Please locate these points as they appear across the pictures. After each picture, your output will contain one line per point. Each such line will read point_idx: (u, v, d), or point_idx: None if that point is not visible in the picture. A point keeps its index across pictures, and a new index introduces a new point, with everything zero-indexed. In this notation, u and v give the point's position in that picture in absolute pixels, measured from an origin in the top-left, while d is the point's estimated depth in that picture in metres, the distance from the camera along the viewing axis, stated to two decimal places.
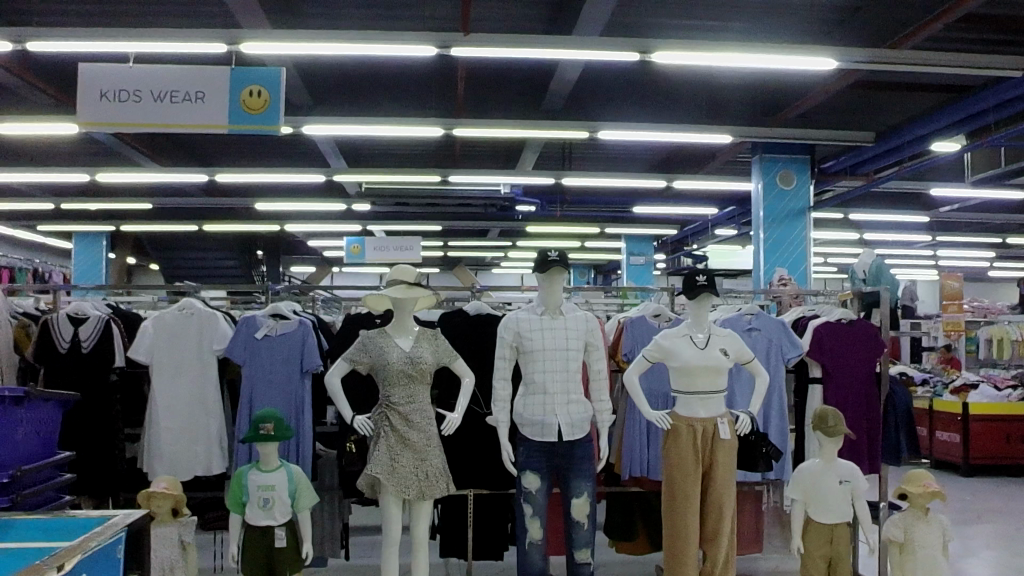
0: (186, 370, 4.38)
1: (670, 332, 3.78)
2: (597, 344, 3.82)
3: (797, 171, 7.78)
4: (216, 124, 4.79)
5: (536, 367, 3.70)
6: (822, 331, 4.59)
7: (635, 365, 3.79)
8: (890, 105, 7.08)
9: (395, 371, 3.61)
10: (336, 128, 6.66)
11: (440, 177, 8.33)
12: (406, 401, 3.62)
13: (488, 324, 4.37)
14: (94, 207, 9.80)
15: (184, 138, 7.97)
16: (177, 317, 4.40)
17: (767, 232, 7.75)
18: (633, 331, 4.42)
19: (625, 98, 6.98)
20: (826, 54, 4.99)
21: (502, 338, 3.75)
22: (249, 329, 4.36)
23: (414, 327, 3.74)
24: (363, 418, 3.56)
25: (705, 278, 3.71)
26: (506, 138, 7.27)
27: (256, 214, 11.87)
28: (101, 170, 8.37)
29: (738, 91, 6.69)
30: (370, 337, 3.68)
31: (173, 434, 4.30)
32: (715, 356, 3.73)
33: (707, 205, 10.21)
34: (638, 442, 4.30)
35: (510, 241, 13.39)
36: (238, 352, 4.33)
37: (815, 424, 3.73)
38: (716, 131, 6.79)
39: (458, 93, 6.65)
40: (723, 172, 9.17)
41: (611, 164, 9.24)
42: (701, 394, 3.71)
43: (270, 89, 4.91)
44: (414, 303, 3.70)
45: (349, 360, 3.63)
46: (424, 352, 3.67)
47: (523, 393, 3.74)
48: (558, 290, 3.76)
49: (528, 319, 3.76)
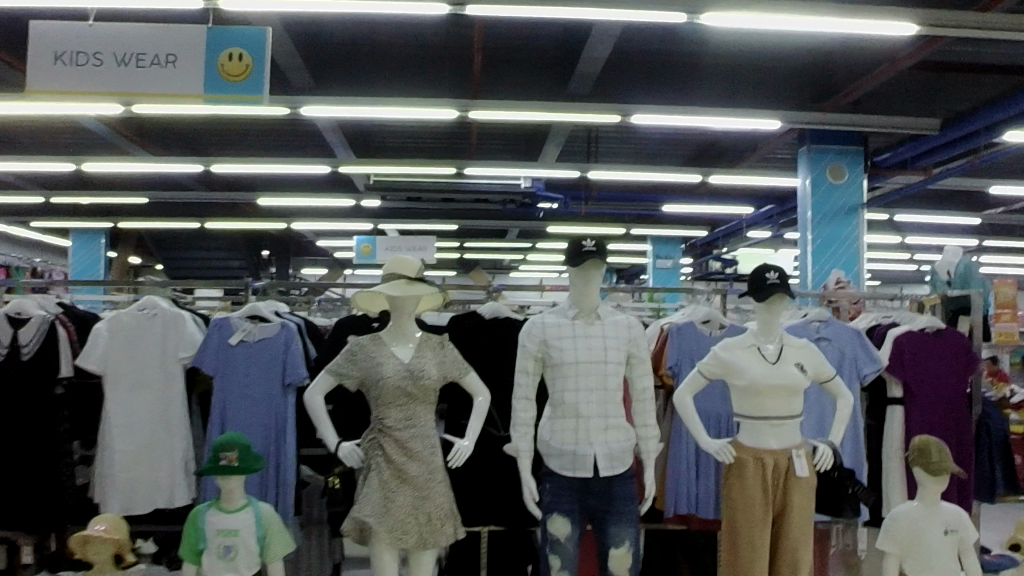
0: (148, 383, 3.68)
1: (733, 343, 3.06)
2: (642, 356, 3.08)
3: (847, 165, 7.04)
4: (191, 94, 4.06)
5: (566, 384, 2.98)
6: (903, 342, 3.85)
7: (687, 384, 3.07)
8: (957, 88, 6.32)
9: (390, 387, 2.89)
10: (336, 108, 5.98)
11: (455, 169, 7.64)
12: (406, 424, 2.90)
13: (506, 331, 3.67)
14: (84, 202, 9.15)
15: (177, 126, 7.33)
16: (136, 318, 3.71)
17: (814, 232, 7.02)
18: (679, 340, 3.73)
19: (661, 78, 6.29)
20: (910, 18, 4.24)
21: (524, 348, 3.03)
22: (222, 333, 3.67)
23: (415, 333, 3.03)
24: (348, 447, 2.85)
25: (777, 275, 2.99)
26: (527, 123, 6.58)
27: (262, 211, 11.21)
28: (88, 160, 7.71)
29: (785, 65, 6.00)
30: (361, 344, 2.97)
31: (130, 457, 3.61)
32: (791, 373, 2.99)
33: (742, 203, 9.46)
34: (685, 472, 3.58)
35: (529, 242, 12.70)
36: (208, 362, 3.63)
37: (914, 459, 2.99)
38: (761, 115, 6.08)
39: (474, 69, 5.95)
40: (763, 165, 8.44)
41: (641, 157, 8.54)
42: (770, 419, 2.97)
43: (252, 53, 4.22)
44: (416, 303, 3.00)
45: (334, 372, 2.92)
46: (427, 365, 2.94)
47: (550, 416, 3.02)
48: (595, 292, 3.06)
49: (557, 325, 3.04)
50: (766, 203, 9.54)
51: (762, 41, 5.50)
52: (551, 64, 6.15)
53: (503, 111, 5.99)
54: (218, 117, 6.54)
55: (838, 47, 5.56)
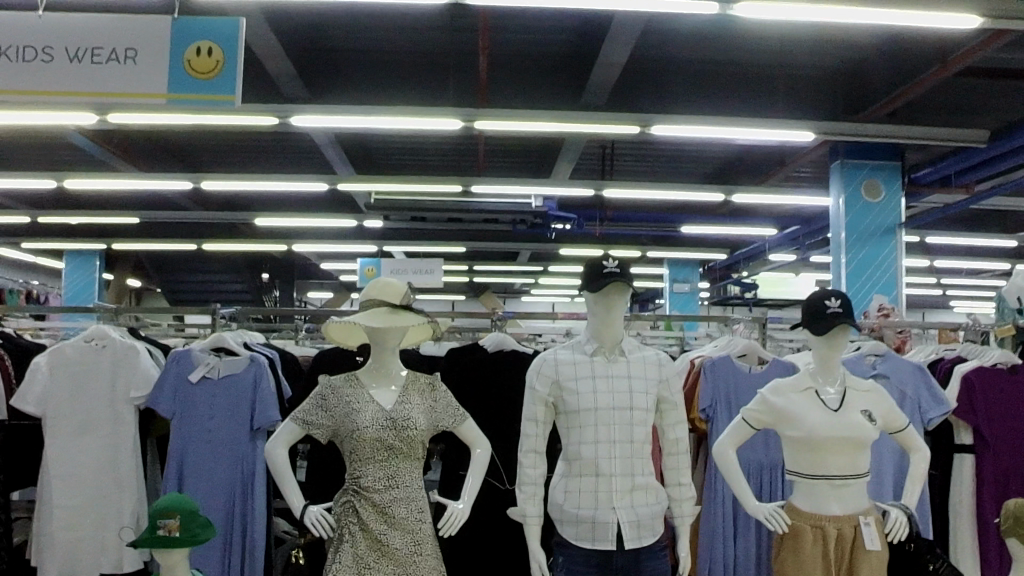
0: (94, 427, 3.15)
1: (785, 385, 2.53)
2: (674, 401, 2.55)
3: (884, 181, 6.53)
4: (152, 93, 3.55)
5: (584, 436, 2.45)
6: (973, 379, 3.28)
7: (729, 435, 2.54)
8: (1008, 95, 5.80)
9: (367, 440, 2.36)
10: (331, 118, 5.51)
11: (461, 186, 7.14)
12: (387, 484, 2.36)
13: (510, 368, 3.31)
14: (72, 222, 8.67)
15: (163, 138, 6.86)
16: (82, 352, 3.19)
17: (848, 254, 6.46)
18: (713, 380, 3.23)
19: (683, 79, 5.81)
20: (974, 9, 3.74)
21: (532, 390, 2.51)
22: (182, 368, 3.16)
23: (401, 373, 2.50)
24: (316, 511, 2.31)
25: (840, 303, 2.47)
26: (538, 134, 6.09)
27: (261, 232, 10.75)
28: (71, 176, 7.24)
29: (818, 59, 5.51)
30: (333, 385, 2.45)
31: (72, 512, 3.10)
32: (857, 421, 2.45)
33: (766, 224, 8.94)
34: (721, 534, 3.04)
35: (541, 265, 12.19)
36: (165, 403, 3.12)
37: (1006, 529, 2.45)
38: (791, 124, 5.59)
39: (480, 72, 5.48)
40: (789, 182, 7.91)
41: (659, 174, 8.02)
42: (832, 478, 2.43)
43: (223, 46, 3.70)
44: (401, 336, 2.48)
45: (299, 421, 2.39)
46: (412, 412, 2.42)
47: (564, 473, 2.49)
48: (618, 323, 2.53)
49: (573, 363, 2.51)
50: (791, 224, 9.02)
51: (796, 33, 5.01)
52: (565, 65, 5.67)
53: (514, 119, 5.51)
54: (205, 127, 6.07)
55: (875, 37, 5.06)
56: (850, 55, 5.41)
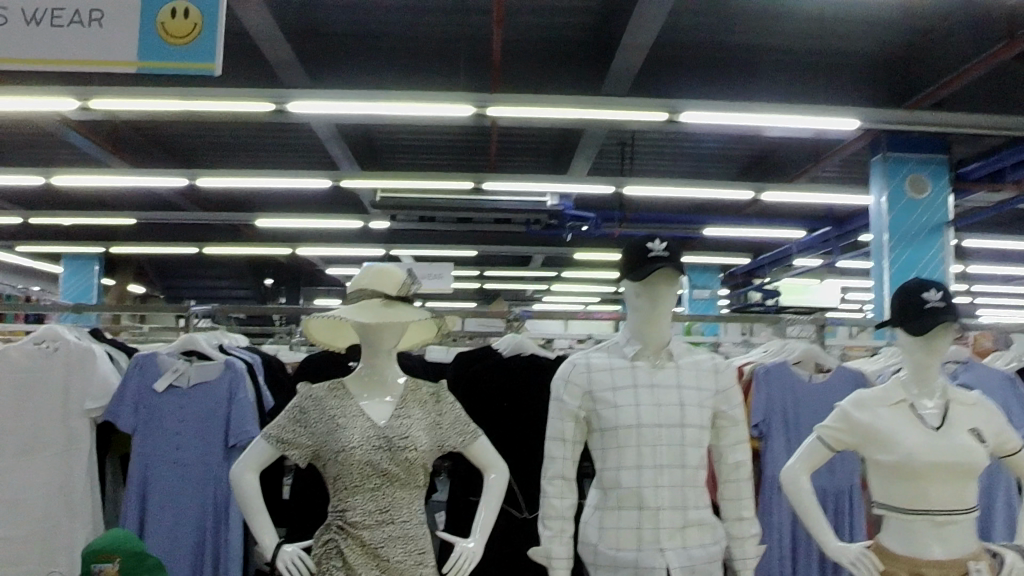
0: (43, 443, 2.70)
1: (871, 398, 2.07)
2: (734, 416, 2.07)
3: (930, 177, 6.05)
4: (117, 62, 3.09)
5: (624, 460, 1.98)
6: None
7: (803, 459, 2.08)
8: None
9: (357, 464, 1.89)
10: (331, 104, 5.06)
11: (473, 183, 6.68)
12: (382, 519, 1.89)
13: (531, 377, 2.88)
14: (64, 222, 8.24)
15: (155, 127, 6.42)
16: (32, 356, 2.74)
17: (892, 255, 5.98)
18: (769, 390, 2.77)
19: (714, 58, 5.35)
20: None
21: (560, 403, 2.04)
22: (146, 375, 2.71)
23: (399, 382, 2.04)
24: (290, 552, 1.84)
25: (941, 295, 2.01)
26: (556, 125, 5.63)
27: (264, 235, 10.30)
28: (59, 171, 6.80)
29: (860, 30, 5.05)
30: (316, 395, 1.99)
31: (17, 545, 2.65)
32: (964, 442, 1.97)
33: (795, 226, 8.45)
34: None
35: (556, 270, 11.72)
36: (126, 416, 2.67)
37: None
38: (831, 110, 5.12)
39: (493, 53, 5.04)
40: (822, 179, 7.42)
41: (684, 172, 7.55)
42: (934, 514, 1.95)
43: (201, 5, 3.16)
44: (399, 336, 2.02)
45: (274, 439, 1.93)
46: (413, 430, 1.95)
47: (598, 506, 2.02)
48: (665, 321, 2.07)
49: (610, 369, 2.04)
50: (820, 226, 8.54)
51: None
52: (589, 44, 5.21)
53: (531, 106, 5.06)
54: (199, 115, 5.63)
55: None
56: (894, 23, 4.97)
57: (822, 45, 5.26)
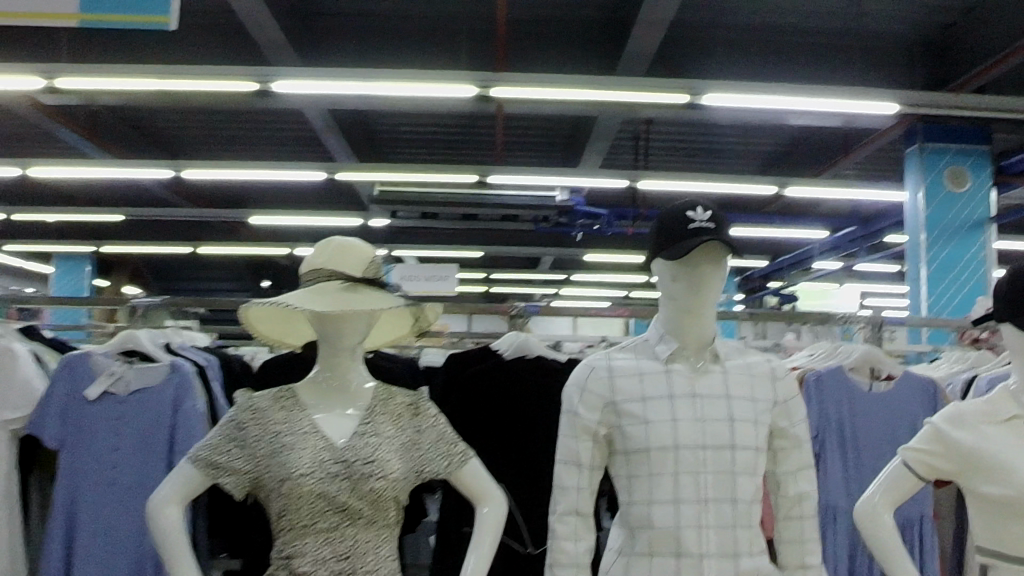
0: None
1: (972, 414, 1.63)
2: (796, 435, 1.62)
3: (971, 168, 5.57)
4: (57, 15, 2.64)
5: (656, 491, 1.53)
6: None
7: (884, 488, 1.62)
8: None
9: (306, 497, 1.44)
10: (319, 83, 4.61)
11: (477, 176, 6.21)
12: (339, 570, 1.44)
13: (538, 389, 2.48)
14: (48, 219, 7.80)
15: (137, 112, 5.98)
16: None
17: (929, 253, 5.52)
18: (824, 401, 2.35)
19: (738, 35, 4.91)
20: None
21: (575, 417, 1.58)
22: (75, 380, 2.26)
23: (366, 391, 1.59)
24: None
25: None
26: (567, 109, 5.16)
27: (262, 233, 9.86)
28: (36, 162, 6.37)
29: (899, 4, 4.62)
30: (257, 406, 1.54)
31: None
32: None
33: (818, 225, 7.98)
34: None
35: (565, 273, 11.26)
36: (50, 429, 2.21)
37: None
38: (866, 92, 4.68)
39: (499, 28, 4.60)
40: (848, 174, 6.96)
41: (702, 166, 7.09)
42: None
43: None
44: (365, 328, 1.57)
45: (199, 464, 1.47)
46: (381, 452, 1.50)
47: (622, 550, 1.56)
48: (709, 313, 1.62)
49: (637, 375, 1.60)
50: (844, 226, 8.07)
51: None
52: (603, 18, 4.75)
53: (540, 86, 4.61)
54: (181, 98, 5.18)
55: None
56: None
57: (857, 20, 4.80)
